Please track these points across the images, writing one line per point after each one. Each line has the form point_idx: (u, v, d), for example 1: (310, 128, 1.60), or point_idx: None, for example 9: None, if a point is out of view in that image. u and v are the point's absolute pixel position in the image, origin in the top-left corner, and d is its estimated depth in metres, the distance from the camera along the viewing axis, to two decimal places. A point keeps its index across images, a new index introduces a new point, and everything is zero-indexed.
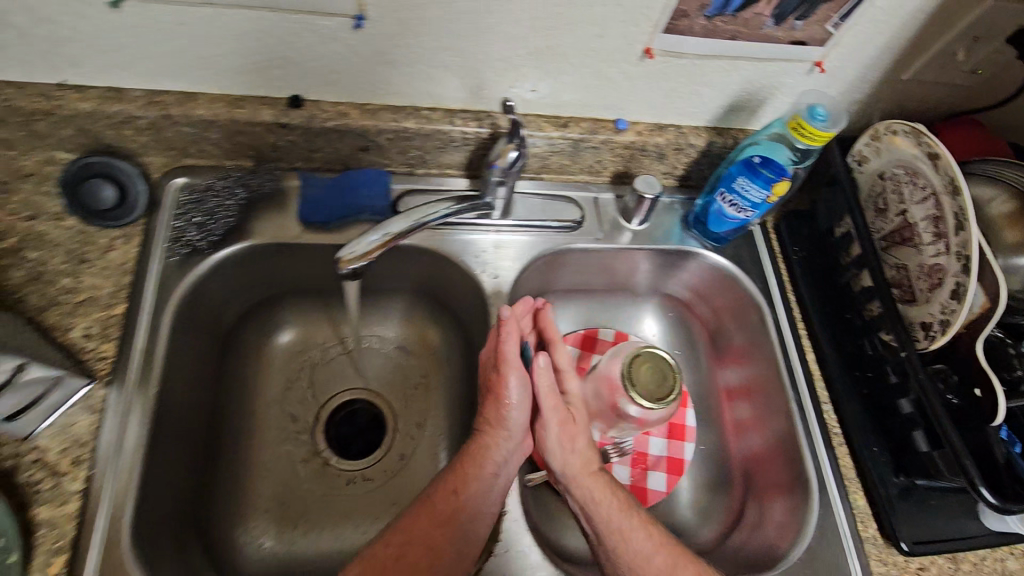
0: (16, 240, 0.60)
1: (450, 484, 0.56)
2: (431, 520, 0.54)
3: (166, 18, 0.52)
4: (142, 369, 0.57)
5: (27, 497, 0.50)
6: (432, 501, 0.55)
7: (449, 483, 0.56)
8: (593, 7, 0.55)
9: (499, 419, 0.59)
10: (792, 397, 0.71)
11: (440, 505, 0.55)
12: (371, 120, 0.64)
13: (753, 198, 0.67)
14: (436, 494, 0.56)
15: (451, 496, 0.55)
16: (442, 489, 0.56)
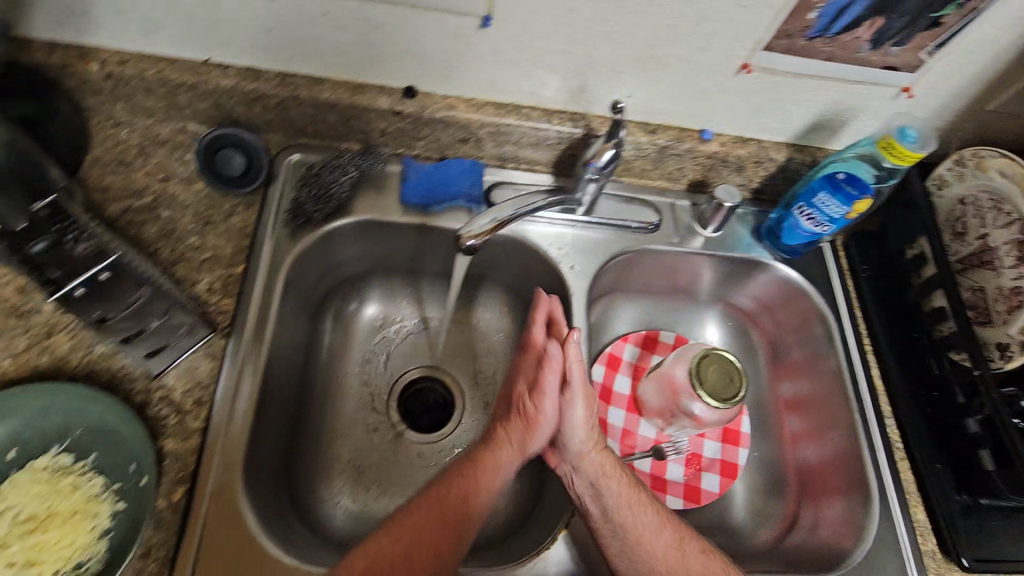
0: (151, 199, 0.66)
1: (462, 488, 0.59)
2: (439, 518, 0.57)
3: (313, 7, 0.57)
4: (255, 326, 0.62)
5: (156, 429, 0.56)
6: (444, 497, 0.58)
7: (461, 488, 0.59)
8: (703, 21, 0.59)
9: (521, 430, 0.64)
10: (857, 409, 0.73)
11: (451, 505, 0.58)
12: (476, 114, 0.69)
13: (831, 213, 0.70)
14: (447, 494, 0.59)
15: (461, 501, 0.58)
16: (454, 491, 0.59)
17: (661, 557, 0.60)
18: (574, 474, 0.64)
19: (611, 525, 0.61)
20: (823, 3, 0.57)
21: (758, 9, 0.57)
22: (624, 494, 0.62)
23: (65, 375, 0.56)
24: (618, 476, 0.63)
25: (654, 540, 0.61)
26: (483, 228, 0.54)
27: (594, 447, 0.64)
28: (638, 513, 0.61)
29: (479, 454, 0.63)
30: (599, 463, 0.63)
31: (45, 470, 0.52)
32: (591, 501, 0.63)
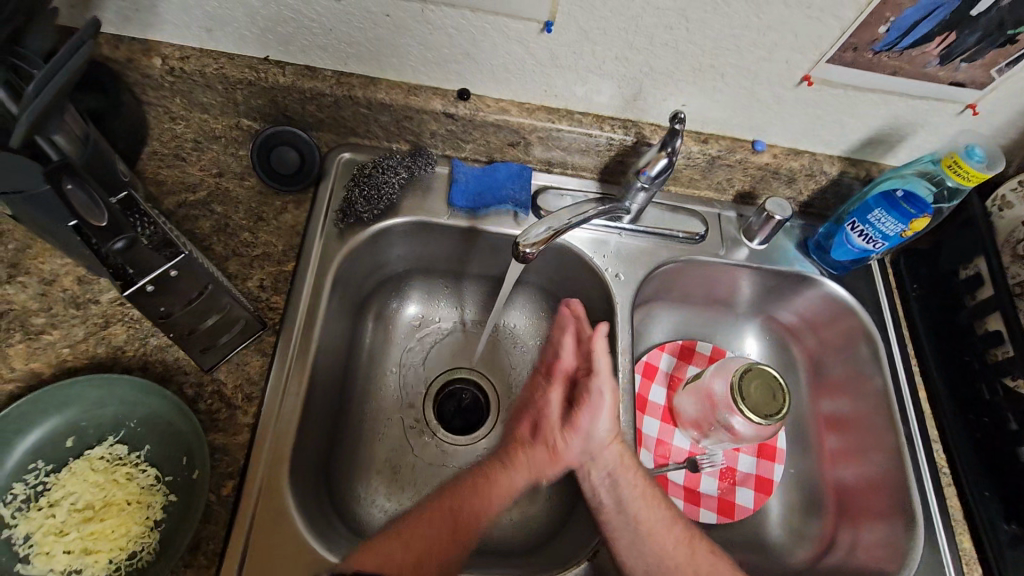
0: (205, 193, 0.66)
1: (473, 501, 0.60)
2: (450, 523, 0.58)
3: (375, 8, 0.58)
4: (303, 324, 0.63)
5: (207, 423, 0.56)
6: (458, 508, 0.59)
7: (473, 502, 0.60)
8: (768, 32, 0.58)
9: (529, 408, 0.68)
10: (902, 430, 0.71)
11: (465, 515, 0.59)
12: (528, 118, 0.69)
13: (886, 229, 0.69)
14: (459, 505, 0.59)
15: (472, 516, 0.59)
16: (467, 501, 0.60)
17: (672, 554, 0.61)
18: (590, 462, 0.65)
19: (625, 517, 0.62)
20: (894, 17, 0.55)
21: (827, 21, 0.56)
22: (639, 486, 0.63)
23: (121, 366, 0.57)
24: (635, 471, 0.64)
25: (666, 538, 0.62)
26: (541, 236, 0.54)
27: (613, 437, 0.65)
28: (651, 507, 0.63)
29: (494, 467, 0.64)
30: (617, 456, 0.64)
31: (101, 459, 0.53)
32: (605, 494, 0.64)
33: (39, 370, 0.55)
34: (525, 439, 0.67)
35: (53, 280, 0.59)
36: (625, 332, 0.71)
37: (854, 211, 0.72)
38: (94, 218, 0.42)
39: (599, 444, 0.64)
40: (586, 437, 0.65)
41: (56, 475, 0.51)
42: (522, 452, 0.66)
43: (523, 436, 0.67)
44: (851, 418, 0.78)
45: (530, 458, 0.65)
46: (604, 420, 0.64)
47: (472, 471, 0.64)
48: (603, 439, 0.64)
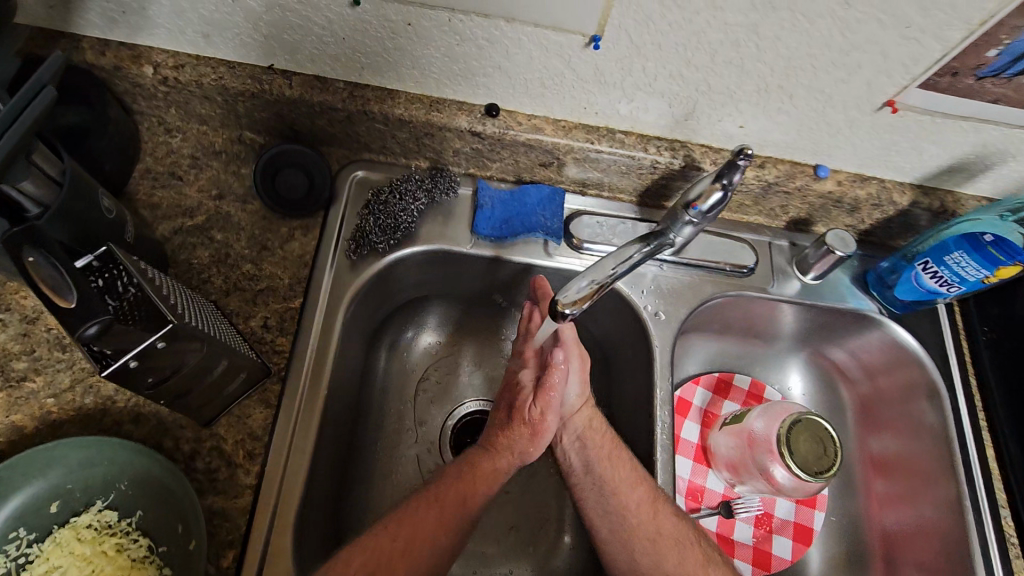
0: (204, 218, 0.60)
1: (461, 491, 0.56)
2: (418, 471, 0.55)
3: (396, 16, 0.50)
4: (312, 369, 0.56)
5: (205, 484, 0.51)
6: (442, 496, 0.56)
7: (456, 493, 0.56)
8: (852, 52, 0.49)
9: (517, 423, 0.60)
10: (966, 492, 0.65)
11: (447, 506, 0.55)
12: (564, 138, 0.61)
13: (965, 274, 0.62)
14: (442, 495, 0.56)
15: (459, 508, 0.55)
16: (451, 493, 0.56)
17: (633, 513, 0.58)
18: (562, 430, 0.64)
19: (591, 478, 0.61)
20: (1010, 39, 0.46)
21: (926, 43, 0.48)
22: (605, 448, 0.61)
23: (111, 418, 0.51)
24: (603, 434, 0.62)
25: (628, 497, 0.58)
26: (583, 292, 0.48)
27: (583, 405, 0.63)
28: (618, 469, 0.60)
29: (478, 457, 0.59)
30: (586, 420, 0.63)
31: (88, 528, 0.48)
32: (575, 457, 0.63)
33: (21, 424, 0.50)
34: (503, 423, 0.61)
35: (36, 318, 0.54)
36: (663, 381, 0.64)
37: (927, 250, 0.64)
38: (62, 297, 0.38)
39: (568, 411, 0.63)
40: None
41: (39, 546, 0.47)
42: (503, 434, 0.60)
43: (501, 422, 0.61)
44: (904, 470, 0.71)
45: (511, 441, 0.60)
46: (573, 389, 0.62)
47: (458, 462, 0.60)
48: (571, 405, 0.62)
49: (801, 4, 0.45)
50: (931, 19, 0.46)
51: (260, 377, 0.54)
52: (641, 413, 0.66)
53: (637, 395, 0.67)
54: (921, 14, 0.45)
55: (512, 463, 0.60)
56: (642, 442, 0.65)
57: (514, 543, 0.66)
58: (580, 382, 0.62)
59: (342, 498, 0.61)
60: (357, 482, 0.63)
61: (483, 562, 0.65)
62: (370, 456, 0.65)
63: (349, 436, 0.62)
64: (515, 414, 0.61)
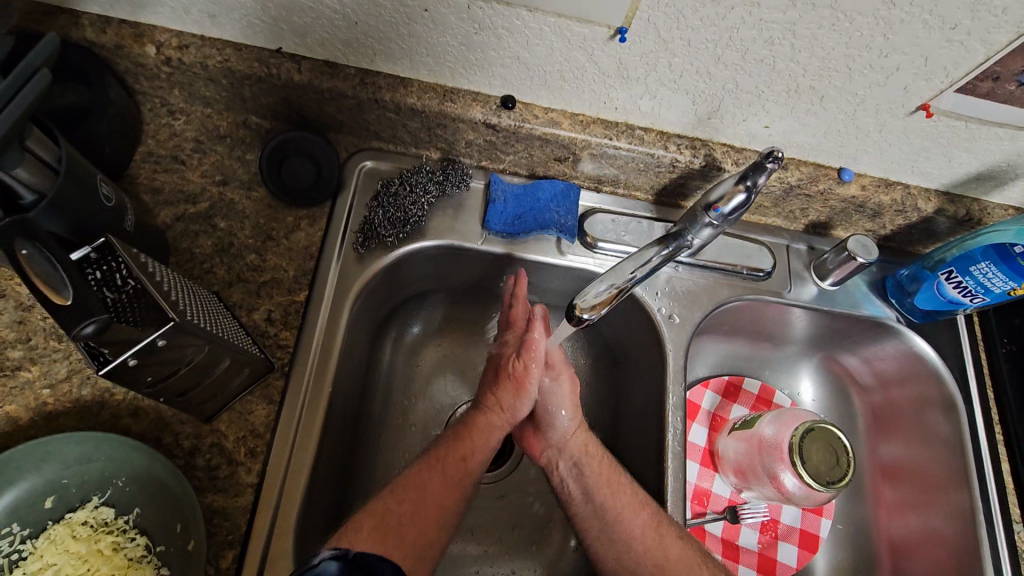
0: (207, 205, 0.58)
1: (461, 450, 0.56)
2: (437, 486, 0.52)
3: (412, 1, 0.47)
4: (316, 365, 0.55)
5: (205, 481, 0.50)
6: (444, 460, 0.54)
7: (456, 450, 0.56)
8: (891, 54, 0.47)
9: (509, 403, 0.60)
10: (980, 506, 0.63)
11: (449, 468, 0.54)
12: (581, 133, 0.58)
13: (991, 285, 0.60)
14: (444, 456, 0.55)
15: (461, 462, 0.55)
16: (451, 454, 0.55)
17: (638, 539, 0.55)
18: (556, 457, 0.61)
19: (592, 505, 0.57)
20: None
21: (971, 46, 0.45)
22: (604, 474, 0.58)
23: (109, 412, 0.50)
24: (601, 457, 0.60)
25: (631, 522, 0.55)
26: (602, 297, 0.49)
27: (577, 430, 0.61)
28: (620, 492, 0.57)
29: (474, 415, 0.60)
30: (582, 445, 0.60)
31: (83, 525, 0.46)
32: (572, 482, 0.59)
33: (16, 416, 0.49)
34: (490, 384, 0.62)
35: (32, 306, 0.52)
36: (675, 385, 0.63)
37: (951, 259, 0.63)
38: (60, 294, 0.35)
39: (562, 437, 0.61)
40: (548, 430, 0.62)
41: (33, 543, 0.46)
42: (492, 391, 0.61)
43: (490, 380, 0.63)
44: (915, 481, 0.70)
45: (500, 399, 0.61)
46: (567, 412, 0.61)
47: (454, 424, 0.59)
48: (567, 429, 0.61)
49: (842, 2, 0.43)
50: (979, 21, 0.43)
51: (263, 372, 0.52)
52: (652, 418, 0.64)
53: (648, 399, 0.66)
54: (969, 16, 0.43)
55: (504, 422, 0.60)
56: (651, 447, 0.64)
57: (518, 544, 0.65)
58: (574, 403, 0.62)
59: (343, 496, 0.59)
60: (359, 480, 0.62)
61: (485, 564, 0.64)
62: (373, 453, 0.64)
63: (352, 433, 0.61)
64: (502, 374, 0.62)
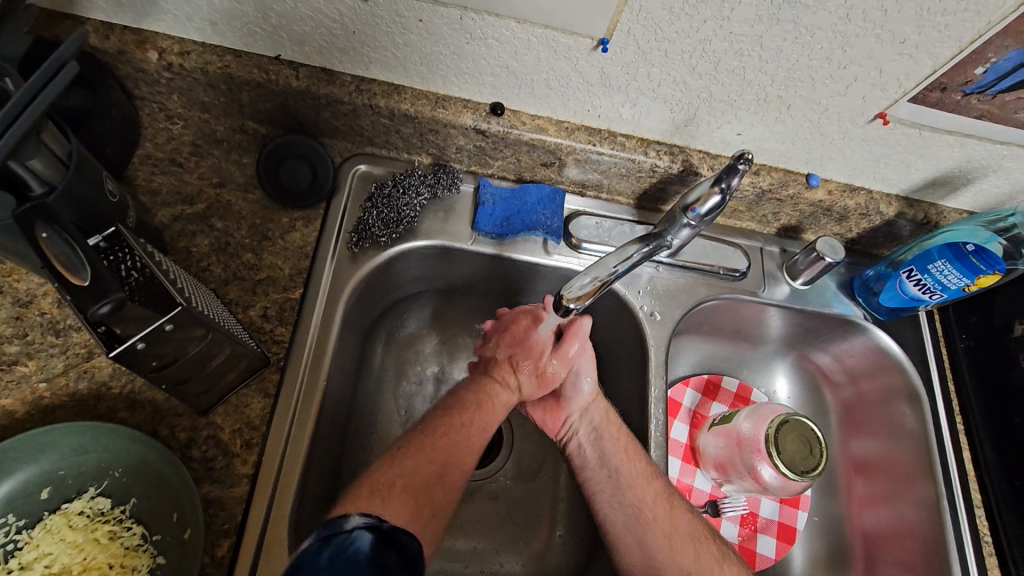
0: (204, 206, 0.60)
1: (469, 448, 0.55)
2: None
3: (408, 13, 0.50)
4: (311, 359, 0.56)
5: (201, 472, 0.51)
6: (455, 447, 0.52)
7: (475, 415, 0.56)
8: (849, 66, 0.51)
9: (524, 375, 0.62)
10: (944, 494, 0.67)
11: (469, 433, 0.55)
12: (567, 139, 0.62)
13: (948, 282, 0.64)
14: (464, 420, 0.55)
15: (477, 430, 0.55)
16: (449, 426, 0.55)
17: (649, 508, 0.58)
18: (578, 422, 0.64)
19: (606, 471, 0.60)
20: (995, 59, 0.49)
21: (919, 59, 0.50)
22: (622, 441, 0.61)
23: (105, 405, 0.51)
24: (620, 429, 0.62)
25: (643, 491, 0.58)
26: (586, 288, 0.52)
27: (599, 399, 0.65)
28: (635, 462, 0.60)
29: (488, 385, 0.60)
30: (603, 413, 0.63)
31: (80, 515, 0.47)
32: (592, 449, 0.62)
33: (12, 409, 0.49)
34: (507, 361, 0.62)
35: (29, 302, 0.53)
36: (657, 379, 0.65)
37: (911, 258, 0.67)
38: (75, 275, 0.38)
39: (585, 402, 0.64)
40: (569, 399, 0.65)
41: (29, 532, 0.46)
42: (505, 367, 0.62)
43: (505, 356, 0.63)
44: (885, 473, 0.73)
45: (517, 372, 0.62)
46: (588, 380, 0.65)
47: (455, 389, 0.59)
48: (590, 398, 0.64)
49: (804, 17, 0.47)
50: (926, 36, 0.48)
51: (259, 367, 0.53)
52: (635, 411, 0.67)
53: (632, 394, 0.68)
54: (916, 31, 0.47)
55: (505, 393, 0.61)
56: (635, 441, 0.66)
57: (506, 537, 0.67)
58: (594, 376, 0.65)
59: (336, 492, 0.60)
60: (350, 476, 0.63)
61: (475, 557, 0.65)
62: (365, 450, 0.65)
63: (344, 429, 0.62)
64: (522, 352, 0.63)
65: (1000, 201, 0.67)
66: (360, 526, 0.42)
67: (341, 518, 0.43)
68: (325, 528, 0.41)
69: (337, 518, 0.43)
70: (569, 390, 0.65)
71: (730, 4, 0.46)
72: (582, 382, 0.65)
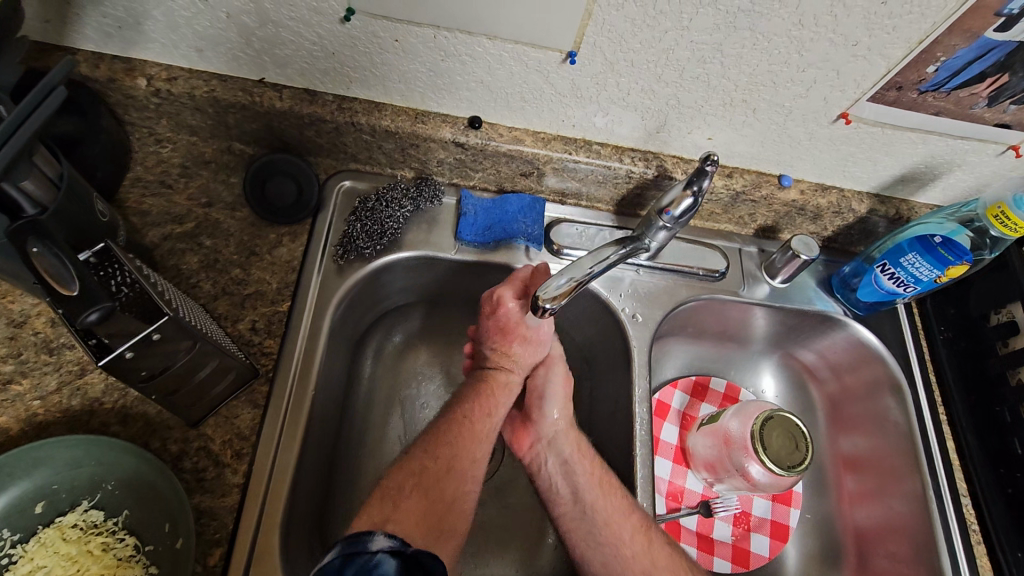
0: (193, 225, 0.62)
1: None
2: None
3: (383, 33, 0.53)
4: (299, 370, 0.58)
5: (193, 483, 0.52)
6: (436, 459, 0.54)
7: (480, 407, 0.60)
8: (808, 69, 0.54)
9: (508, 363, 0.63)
10: (929, 484, 0.68)
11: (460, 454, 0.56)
12: (543, 149, 0.64)
13: (919, 275, 0.66)
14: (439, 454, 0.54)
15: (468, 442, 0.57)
16: None
17: (627, 545, 0.57)
18: (546, 450, 0.64)
19: (580, 507, 0.60)
20: (945, 57, 0.51)
21: (873, 60, 0.52)
22: (595, 474, 0.61)
23: (98, 420, 0.52)
24: (593, 461, 0.62)
25: (621, 527, 0.58)
26: (562, 288, 0.53)
27: (568, 429, 0.64)
28: (610, 497, 0.59)
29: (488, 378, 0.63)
30: (572, 444, 0.63)
31: (73, 528, 0.48)
32: (563, 481, 0.62)
33: (6, 427, 0.50)
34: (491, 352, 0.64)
35: (23, 322, 0.54)
36: (641, 380, 0.67)
37: (884, 253, 0.69)
38: (64, 286, 0.40)
39: (553, 429, 0.64)
40: (540, 424, 0.65)
41: (23, 547, 0.47)
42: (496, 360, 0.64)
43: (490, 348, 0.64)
44: (873, 467, 0.74)
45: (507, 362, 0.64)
46: (557, 406, 0.64)
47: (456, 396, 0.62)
48: (559, 426, 0.64)
49: (759, 24, 0.49)
50: (876, 39, 0.50)
51: (248, 378, 0.55)
52: (622, 412, 0.68)
53: (618, 396, 0.69)
54: (867, 34, 0.50)
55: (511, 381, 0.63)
56: (622, 442, 0.67)
57: (500, 541, 0.67)
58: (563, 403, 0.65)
59: (328, 500, 0.61)
60: (342, 484, 0.64)
61: (469, 563, 0.66)
62: (357, 461, 0.66)
63: (335, 437, 0.63)
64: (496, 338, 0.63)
65: (969, 195, 0.69)
66: (384, 549, 0.44)
67: (368, 537, 0.45)
68: (351, 545, 0.44)
69: (365, 536, 0.45)
70: (536, 414, 0.65)
71: (688, 14, 0.49)
72: (552, 408, 0.64)
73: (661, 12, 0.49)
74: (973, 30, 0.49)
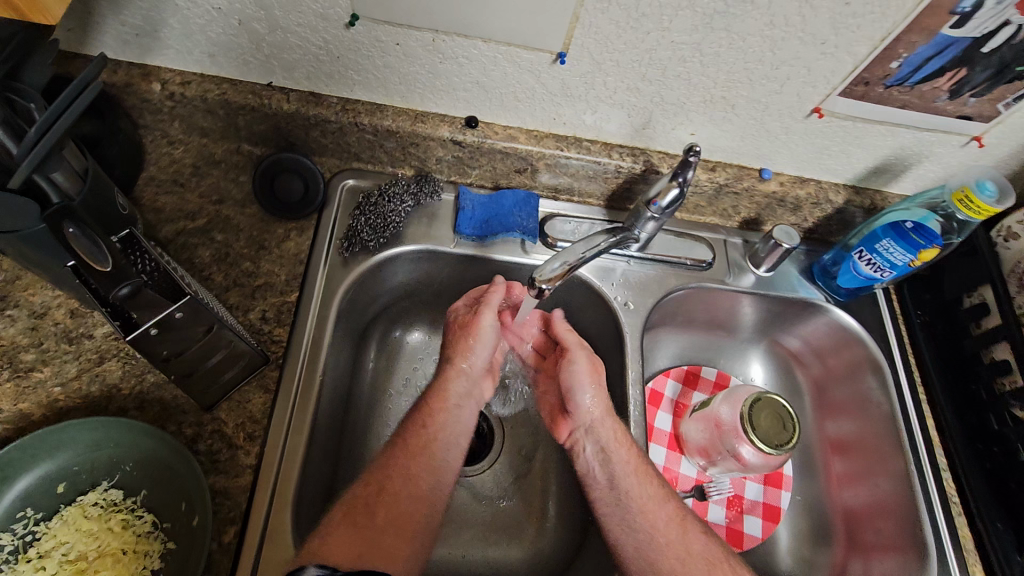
0: (204, 221, 0.65)
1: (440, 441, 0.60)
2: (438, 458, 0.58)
3: (385, 37, 0.56)
4: (308, 358, 0.60)
5: (207, 464, 0.54)
6: None
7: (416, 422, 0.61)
8: (781, 66, 0.58)
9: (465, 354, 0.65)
10: (912, 461, 0.70)
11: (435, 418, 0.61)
12: (536, 145, 0.67)
13: (894, 259, 0.70)
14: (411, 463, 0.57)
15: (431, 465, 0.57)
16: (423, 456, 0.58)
17: (663, 531, 0.59)
18: (585, 438, 0.65)
19: (616, 491, 0.61)
20: (907, 53, 0.55)
21: (841, 57, 0.56)
22: (631, 462, 0.62)
23: (116, 405, 0.54)
24: (629, 446, 0.63)
25: (656, 515, 0.60)
26: (557, 271, 0.57)
27: (607, 413, 0.65)
28: (646, 485, 0.61)
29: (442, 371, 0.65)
30: (610, 432, 0.64)
31: (94, 506, 0.51)
32: (600, 470, 0.63)
33: (29, 412, 0.53)
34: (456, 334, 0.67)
35: (44, 313, 0.57)
36: (634, 364, 0.70)
37: (861, 241, 0.72)
38: (97, 262, 0.42)
39: (591, 419, 0.65)
40: (578, 414, 0.66)
41: (46, 524, 0.50)
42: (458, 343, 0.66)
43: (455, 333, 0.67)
44: (859, 448, 0.77)
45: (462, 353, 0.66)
46: (590, 394, 0.65)
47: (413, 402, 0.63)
48: (597, 415, 0.64)
49: (734, 25, 0.53)
50: (842, 37, 0.54)
51: (258, 364, 0.57)
52: (617, 395, 0.71)
53: (614, 381, 0.72)
54: (833, 32, 0.54)
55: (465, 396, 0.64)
56: None
57: (503, 524, 0.70)
58: (597, 387, 0.66)
59: (335, 484, 0.63)
60: (348, 468, 0.66)
61: (474, 546, 0.68)
62: (362, 448, 0.68)
63: (342, 424, 0.66)
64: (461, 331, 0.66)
65: (939, 185, 0.73)
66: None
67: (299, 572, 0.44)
68: None
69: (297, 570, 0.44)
70: (572, 405, 0.66)
71: (668, 16, 0.53)
72: (585, 395, 0.65)
73: (643, 14, 0.53)
74: (931, 27, 0.53)
